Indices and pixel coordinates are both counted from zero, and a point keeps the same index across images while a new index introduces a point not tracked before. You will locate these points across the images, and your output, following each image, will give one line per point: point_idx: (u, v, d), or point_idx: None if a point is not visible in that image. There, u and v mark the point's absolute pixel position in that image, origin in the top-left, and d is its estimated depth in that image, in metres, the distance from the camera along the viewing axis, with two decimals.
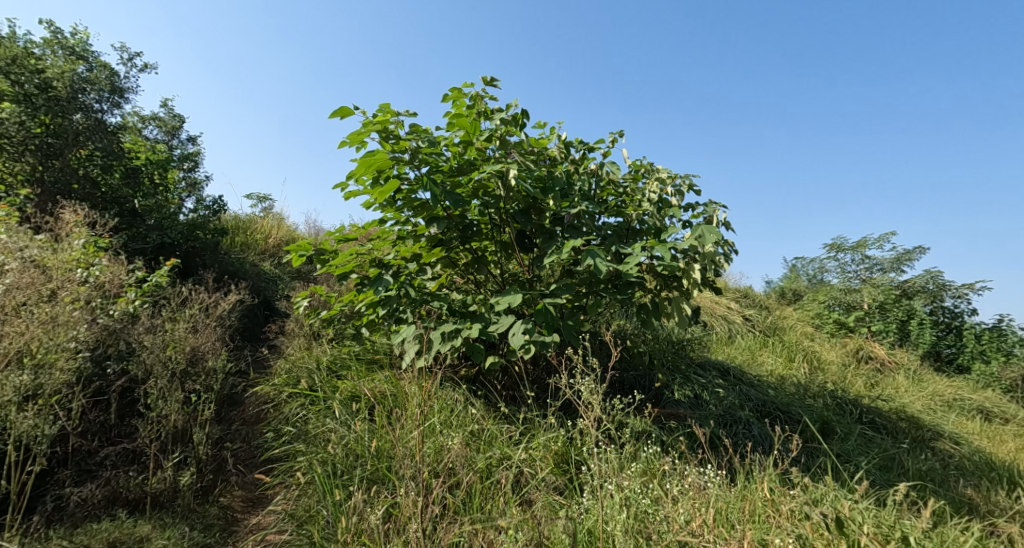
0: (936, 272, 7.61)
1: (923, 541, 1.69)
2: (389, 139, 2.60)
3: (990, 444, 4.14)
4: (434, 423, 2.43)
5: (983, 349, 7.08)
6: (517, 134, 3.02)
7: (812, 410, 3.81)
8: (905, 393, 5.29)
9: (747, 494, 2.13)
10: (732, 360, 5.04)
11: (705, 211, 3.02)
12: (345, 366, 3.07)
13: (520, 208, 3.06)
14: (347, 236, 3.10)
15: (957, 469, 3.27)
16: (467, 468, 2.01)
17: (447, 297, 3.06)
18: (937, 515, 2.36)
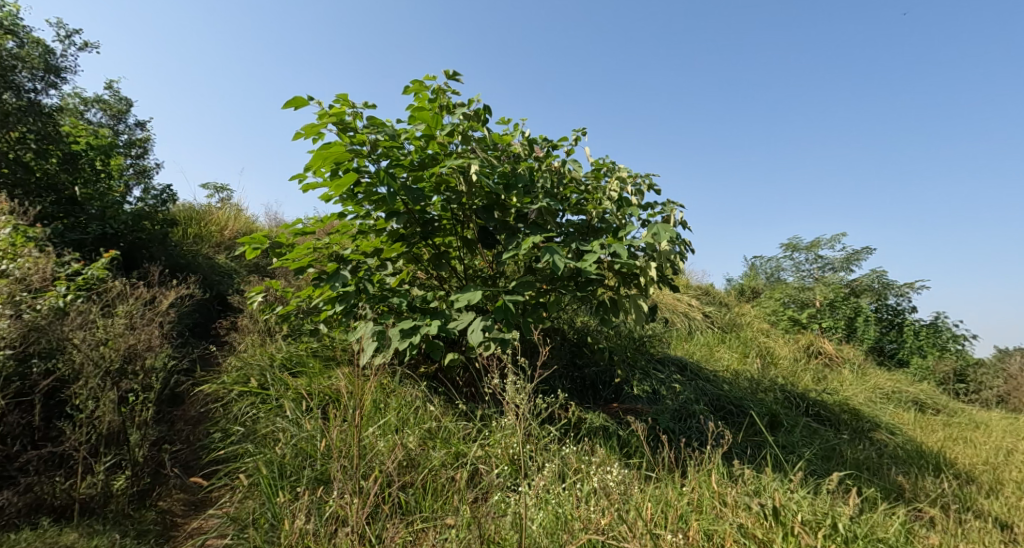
0: (880, 272, 8.07)
1: (850, 527, 1.80)
2: (348, 132, 2.54)
3: (922, 434, 4.43)
4: (390, 422, 2.41)
5: (921, 344, 7.57)
6: (481, 129, 3.00)
7: (762, 404, 3.98)
8: (849, 386, 5.60)
9: (694, 486, 2.21)
10: (691, 356, 5.19)
11: (663, 210, 3.09)
12: (302, 363, 2.99)
13: (483, 205, 3.04)
14: (304, 230, 3.01)
15: (891, 458, 3.49)
16: (422, 468, 2.00)
17: (407, 294, 3.03)
18: (868, 500, 2.52)
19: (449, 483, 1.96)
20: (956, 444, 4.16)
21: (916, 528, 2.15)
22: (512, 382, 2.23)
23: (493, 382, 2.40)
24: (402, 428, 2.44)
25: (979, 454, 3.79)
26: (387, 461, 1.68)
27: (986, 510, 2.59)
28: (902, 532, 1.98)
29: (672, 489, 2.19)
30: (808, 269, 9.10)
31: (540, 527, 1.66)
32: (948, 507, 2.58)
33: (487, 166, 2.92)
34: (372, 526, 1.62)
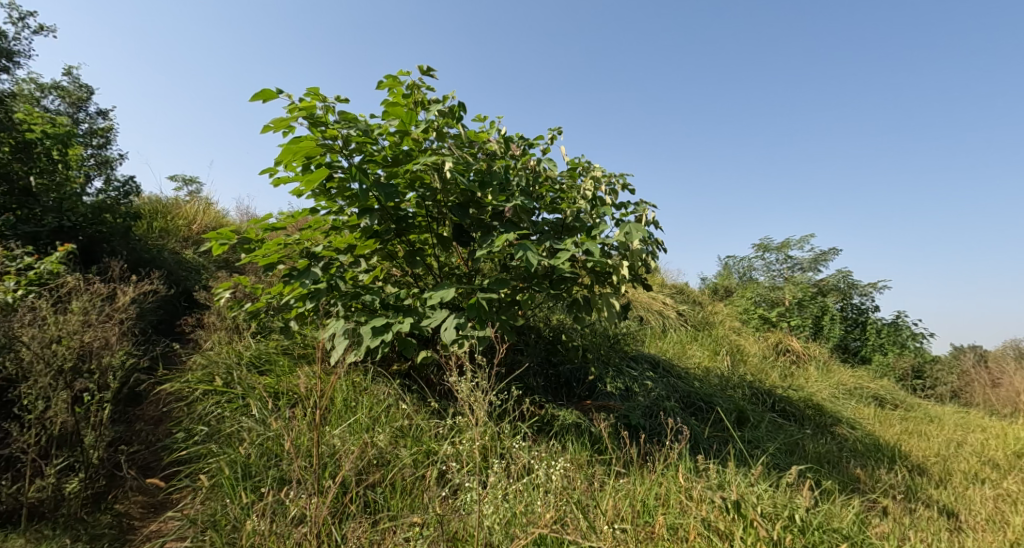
0: (846, 273, 8.36)
1: (806, 517, 1.87)
2: (319, 126, 2.50)
3: (881, 428, 4.63)
4: (362, 421, 2.38)
5: (882, 342, 7.89)
6: (456, 126, 2.98)
7: (730, 400, 4.08)
8: (814, 382, 5.80)
9: (661, 481, 2.26)
10: (664, 354, 5.29)
11: (636, 210, 3.14)
12: (270, 361, 2.93)
13: (458, 202, 3.02)
14: (274, 225, 2.95)
15: (851, 451, 3.63)
16: (392, 467, 1.99)
17: (380, 291, 2.99)
18: (826, 492, 2.62)
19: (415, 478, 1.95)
20: (911, 437, 4.35)
21: (870, 517, 2.25)
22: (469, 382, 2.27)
23: (454, 380, 2.40)
24: (373, 427, 2.41)
25: (931, 446, 3.98)
26: (348, 458, 1.67)
27: (934, 499, 2.72)
28: (857, 522, 2.07)
29: (640, 483, 2.23)
30: (778, 269, 9.36)
31: (509, 522, 1.68)
32: (899, 496, 2.72)
33: (462, 163, 2.91)
34: (333, 523, 1.60)
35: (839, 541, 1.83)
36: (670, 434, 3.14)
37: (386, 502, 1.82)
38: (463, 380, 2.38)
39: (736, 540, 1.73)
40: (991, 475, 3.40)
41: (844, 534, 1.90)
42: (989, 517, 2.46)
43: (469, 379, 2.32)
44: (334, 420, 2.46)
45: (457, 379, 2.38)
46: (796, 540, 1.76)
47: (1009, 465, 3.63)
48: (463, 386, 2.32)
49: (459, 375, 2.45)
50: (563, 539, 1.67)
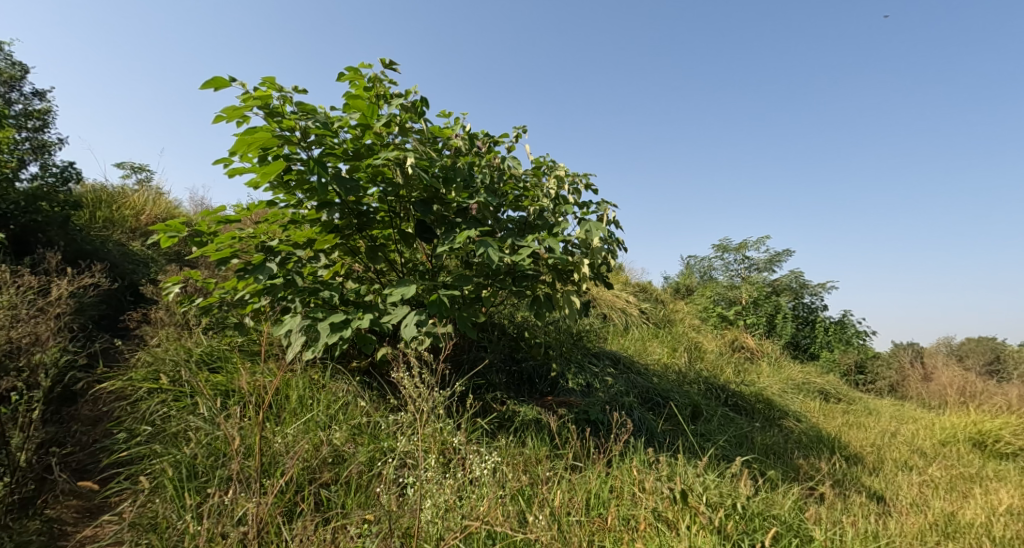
0: (797, 273, 8.78)
1: (748, 505, 1.96)
2: (275, 117, 2.42)
3: (824, 420, 4.91)
4: (316, 420, 2.34)
5: (829, 340, 8.34)
6: (419, 122, 2.94)
7: (686, 395, 4.23)
8: (765, 378, 6.07)
9: (616, 474, 2.33)
10: (626, 351, 5.41)
11: (597, 209, 3.20)
12: (222, 358, 2.83)
13: (421, 198, 2.99)
14: (228, 217, 2.84)
15: (796, 442, 3.84)
16: (346, 465, 1.97)
17: (339, 288, 2.93)
18: (770, 482, 2.75)
19: (362, 472, 1.92)
20: (850, 429, 4.63)
21: (808, 504, 2.39)
22: (421, 378, 2.25)
23: (401, 377, 2.36)
24: (330, 425, 2.37)
25: (868, 437, 4.25)
26: (290, 458, 1.63)
27: (867, 485, 2.91)
28: (794, 508, 2.19)
29: (596, 477, 2.29)
30: (736, 269, 9.73)
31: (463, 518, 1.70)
32: (836, 483, 2.89)
33: (424, 160, 2.89)
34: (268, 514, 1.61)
35: (778, 528, 1.93)
36: (615, 427, 3.21)
37: (335, 500, 1.80)
38: (411, 376, 2.35)
39: (681, 529, 1.80)
40: (918, 462, 3.66)
41: (783, 521, 2.00)
42: (913, 501, 2.66)
43: (413, 374, 2.28)
44: (288, 418, 2.41)
45: (402, 376, 2.33)
46: (737, 527, 1.86)
47: (934, 453, 3.91)
48: (407, 383, 2.26)
49: (405, 371, 2.41)
50: (515, 536, 1.70)
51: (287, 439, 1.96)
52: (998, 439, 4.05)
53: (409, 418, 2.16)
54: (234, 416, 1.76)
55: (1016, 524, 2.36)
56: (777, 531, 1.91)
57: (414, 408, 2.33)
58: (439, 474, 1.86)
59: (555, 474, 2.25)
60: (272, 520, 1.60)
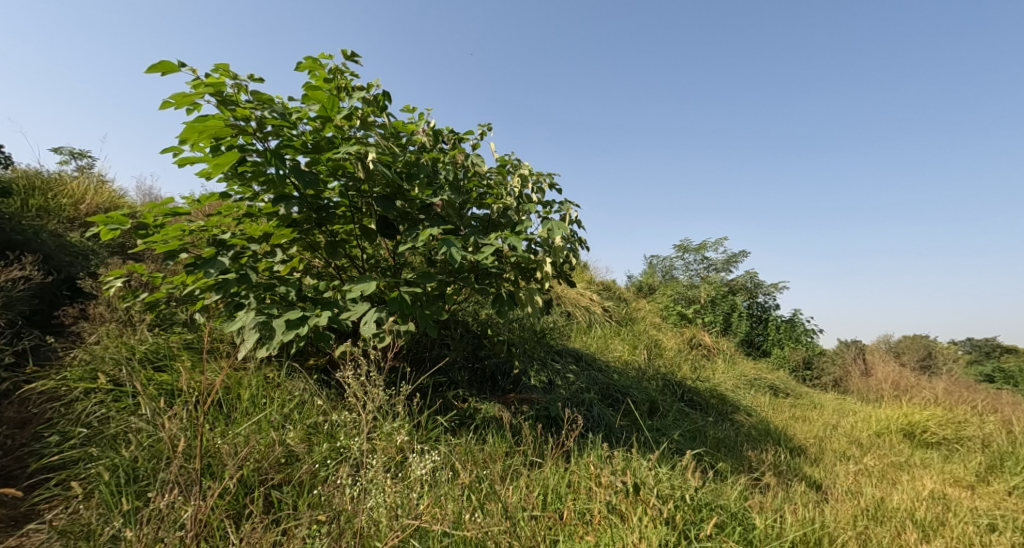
0: (752, 274, 9.17)
1: (696, 496, 2.04)
2: (229, 105, 2.33)
3: (773, 414, 5.16)
4: (268, 420, 2.27)
5: (780, 337, 8.76)
6: (382, 116, 2.89)
7: (644, 391, 4.36)
8: (719, 374, 6.31)
9: (573, 469, 2.38)
10: (588, 348, 5.51)
11: (560, 209, 3.24)
12: (168, 356, 2.70)
13: (384, 194, 2.94)
14: (177, 209, 2.71)
15: (745, 436, 4.02)
16: (300, 464, 1.93)
17: (296, 284, 2.85)
18: (719, 473, 2.88)
19: (310, 471, 1.87)
20: (796, 422, 4.88)
21: (752, 494, 2.50)
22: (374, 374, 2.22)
23: (350, 375, 2.30)
24: (284, 424, 2.31)
25: (812, 430, 4.49)
26: (236, 459, 1.59)
27: (808, 475, 3.08)
28: (740, 497, 2.30)
29: (554, 472, 2.33)
30: (695, 268, 10.07)
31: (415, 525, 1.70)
32: (780, 473, 3.05)
33: (387, 155, 2.85)
34: (211, 517, 1.60)
35: (724, 518, 2.02)
36: (565, 423, 3.20)
37: (287, 500, 1.78)
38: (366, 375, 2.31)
39: (633, 520, 1.86)
40: (855, 452, 3.90)
41: (730, 510, 2.09)
42: (848, 489, 2.83)
43: (363, 370, 2.23)
44: (239, 418, 2.33)
45: (347, 373, 2.26)
46: (685, 518, 1.93)
47: (869, 443, 4.18)
48: (353, 381, 2.21)
49: (352, 368, 2.33)
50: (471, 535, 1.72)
51: (237, 439, 1.91)
52: (926, 430, 4.36)
53: (356, 416, 2.09)
54: (178, 416, 1.69)
55: (936, 507, 2.56)
56: (722, 520, 2.00)
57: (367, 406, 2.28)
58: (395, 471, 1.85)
59: (512, 471, 2.28)
60: (217, 525, 1.56)
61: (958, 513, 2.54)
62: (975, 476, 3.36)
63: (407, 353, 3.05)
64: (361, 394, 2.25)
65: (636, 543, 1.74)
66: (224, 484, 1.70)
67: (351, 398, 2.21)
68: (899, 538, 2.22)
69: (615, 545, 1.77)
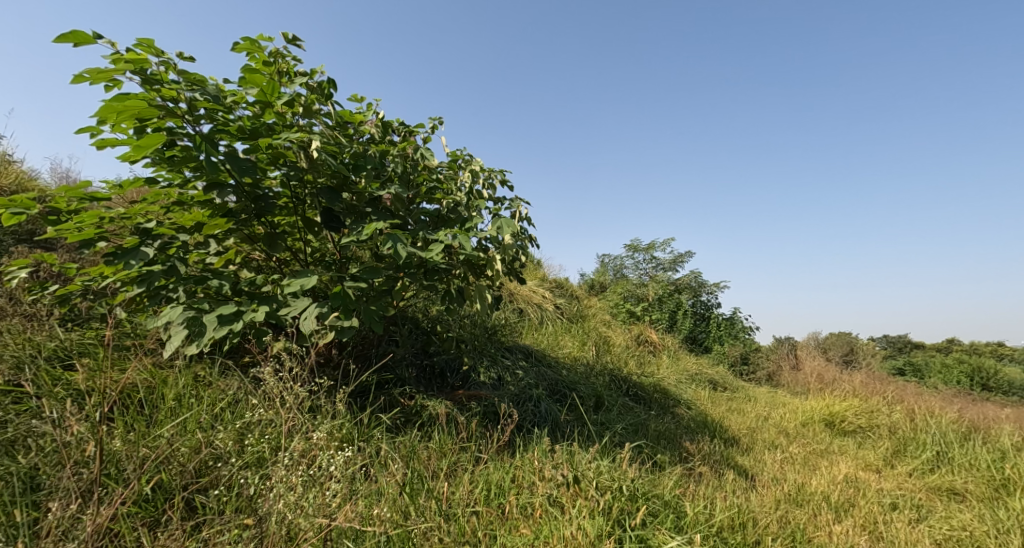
0: (695, 275, 9.60)
1: (632, 487, 2.11)
2: (154, 84, 2.17)
3: (711, 407, 5.42)
4: (196, 421, 2.13)
5: (720, 335, 9.22)
6: (327, 104, 2.77)
7: (591, 386, 4.46)
8: (663, 369, 6.58)
9: (518, 465, 2.39)
10: (539, 345, 5.57)
11: (510, 206, 3.25)
12: (82, 354, 2.48)
13: (329, 185, 2.81)
14: (94, 194, 2.48)
15: (685, 428, 4.21)
16: (228, 468, 1.83)
17: (231, 277, 2.68)
18: (658, 464, 2.99)
19: (237, 475, 1.76)
20: (731, 414, 5.16)
21: (687, 482, 2.62)
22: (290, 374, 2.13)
23: (286, 375, 2.18)
24: (214, 426, 2.18)
25: (745, 421, 4.77)
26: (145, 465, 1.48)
27: (738, 463, 3.26)
28: (674, 486, 2.40)
29: (498, 467, 2.33)
30: (644, 268, 10.43)
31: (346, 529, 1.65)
32: (713, 463, 3.21)
33: (332, 145, 2.73)
34: (122, 527, 1.48)
35: (658, 507, 2.10)
36: (502, 417, 3.17)
37: (211, 504, 1.67)
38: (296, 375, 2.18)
39: (571, 512, 1.90)
40: (782, 441, 4.17)
41: (664, 499, 2.18)
42: (773, 475, 3.02)
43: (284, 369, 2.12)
44: (163, 419, 2.17)
45: (274, 372, 2.15)
46: (622, 508, 2.00)
47: (795, 433, 4.47)
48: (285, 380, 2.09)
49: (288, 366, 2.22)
50: (408, 534, 1.70)
51: (158, 442, 1.78)
52: (844, 419, 4.72)
53: (293, 416, 1.99)
54: (86, 421, 1.55)
55: (848, 490, 2.78)
56: (657, 509, 2.08)
57: (303, 406, 2.18)
58: (330, 472, 1.80)
59: (456, 468, 2.26)
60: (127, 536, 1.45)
61: (866, 495, 2.77)
62: (883, 460, 3.68)
63: (350, 351, 2.95)
64: (297, 394, 2.14)
65: (573, 534, 1.78)
66: (139, 491, 1.57)
67: (287, 398, 2.11)
68: (815, 519, 2.39)
69: (553, 537, 1.80)
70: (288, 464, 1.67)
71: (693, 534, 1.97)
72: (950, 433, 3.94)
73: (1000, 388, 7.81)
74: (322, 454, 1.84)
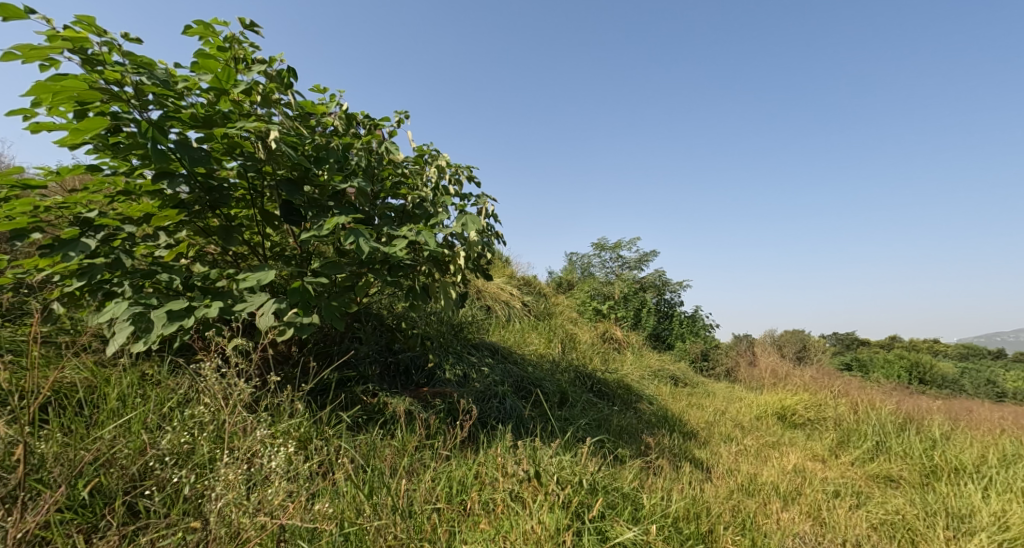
0: (660, 273, 9.84)
1: (592, 480, 2.15)
2: (96, 65, 2.04)
3: (672, 402, 5.58)
4: (142, 421, 2.03)
5: (681, 332, 9.49)
6: (287, 94, 2.67)
7: (556, 383, 4.50)
8: (627, 366, 6.72)
9: (480, 461, 2.39)
10: (506, 342, 5.59)
11: (476, 202, 3.23)
12: (15, 352, 2.32)
13: (289, 177, 2.72)
14: (29, 181, 2.32)
15: (646, 423, 4.31)
16: (175, 469, 1.75)
17: (182, 271, 2.56)
18: (619, 458, 3.05)
19: (186, 476, 1.69)
20: (691, 409, 5.32)
21: (646, 476, 2.68)
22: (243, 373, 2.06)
23: (238, 375, 2.10)
24: (162, 426, 2.08)
25: (703, 415, 4.93)
26: (80, 469, 1.40)
27: (695, 456, 3.37)
28: (633, 479, 2.45)
29: (461, 464, 2.33)
30: (611, 266, 10.62)
31: (302, 530, 1.62)
32: (672, 456, 3.30)
33: (292, 136, 2.64)
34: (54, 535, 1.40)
35: (617, 499, 2.15)
36: (466, 414, 3.17)
37: (156, 508, 1.60)
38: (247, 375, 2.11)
39: (532, 507, 1.91)
40: (738, 434, 4.33)
41: (622, 491, 2.23)
42: (727, 467, 3.14)
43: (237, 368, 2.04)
44: (104, 421, 2.05)
45: (224, 371, 2.06)
46: (581, 502, 2.03)
47: (749, 426, 4.66)
48: (237, 379, 2.01)
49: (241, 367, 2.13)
50: (367, 534, 1.68)
51: (97, 444, 1.68)
52: (794, 412, 4.95)
53: (247, 416, 1.92)
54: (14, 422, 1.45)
55: (795, 479, 2.92)
56: (616, 502, 2.12)
57: (258, 406, 2.11)
58: (285, 472, 1.75)
59: (418, 467, 2.24)
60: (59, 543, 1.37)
61: (812, 483, 2.91)
62: (828, 451, 3.88)
63: (310, 350, 2.87)
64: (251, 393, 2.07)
65: (532, 528, 1.80)
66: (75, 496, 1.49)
67: (240, 397, 2.03)
68: (764, 507, 2.50)
69: (512, 532, 1.82)
70: (239, 463, 1.62)
71: (649, 525, 2.02)
72: (888, 424, 4.20)
73: (935, 382, 8.37)
74: (276, 455, 1.79)
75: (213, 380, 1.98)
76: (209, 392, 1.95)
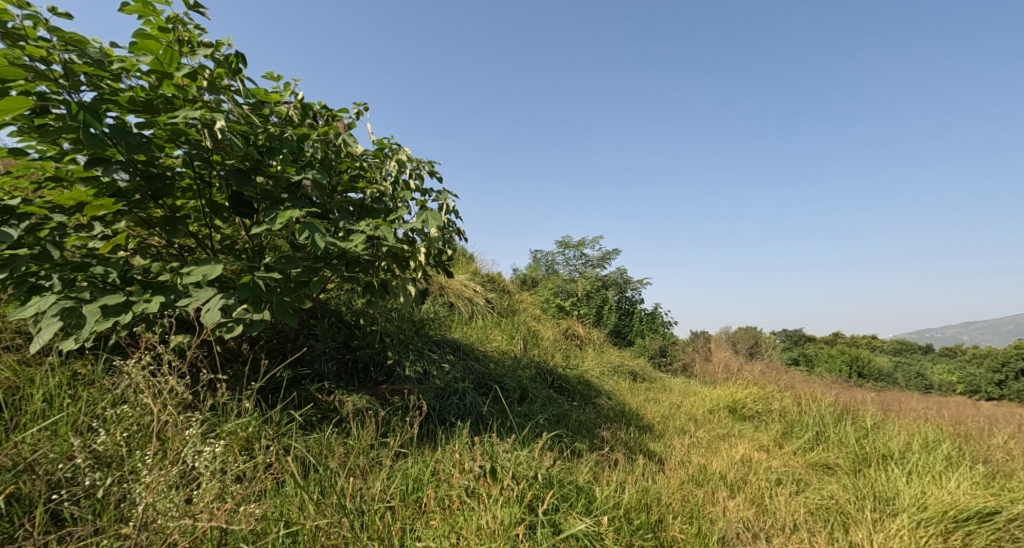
0: (621, 272, 10.04)
1: (547, 475, 2.18)
2: (18, 40, 1.88)
3: (631, 397, 5.72)
4: (71, 423, 1.90)
5: (641, 329, 9.73)
6: (236, 80, 2.54)
7: (517, 379, 4.51)
8: (588, 362, 6.82)
9: (438, 458, 2.37)
10: (468, 338, 5.56)
11: (437, 197, 3.19)
12: None
13: (238, 168, 2.59)
14: None
15: (605, 417, 4.39)
16: (107, 474, 1.65)
17: (118, 264, 2.39)
18: (576, 452, 3.10)
19: (117, 482, 1.59)
20: (648, 403, 5.47)
21: (601, 468, 2.74)
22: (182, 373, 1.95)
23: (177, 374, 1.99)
24: (94, 429, 1.95)
25: (659, 410, 5.07)
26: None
27: (650, 449, 3.46)
28: (588, 472, 2.50)
29: (418, 461, 2.30)
30: (574, 264, 10.75)
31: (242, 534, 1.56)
32: (627, 449, 3.38)
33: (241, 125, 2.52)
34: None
35: (571, 492, 2.18)
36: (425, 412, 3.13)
37: (83, 516, 1.50)
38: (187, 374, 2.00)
39: (486, 502, 1.92)
40: (691, 427, 4.49)
41: (577, 485, 2.27)
42: (679, 458, 3.24)
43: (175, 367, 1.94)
44: (26, 425, 1.90)
45: (162, 370, 1.95)
46: (535, 496, 2.05)
47: (702, 419, 4.84)
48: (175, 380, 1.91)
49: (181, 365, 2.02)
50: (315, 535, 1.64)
51: (15, 450, 1.56)
52: (744, 405, 5.17)
53: (189, 417, 1.83)
54: None
55: (741, 469, 3.06)
56: (570, 495, 2.16)
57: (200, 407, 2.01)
58: (228, 474, 1.68)
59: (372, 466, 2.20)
60: None
61: (757, 472, 3.05)
62: (773, 441, 4.08)
63: (261, 348, 2.77)
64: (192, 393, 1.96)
65: (485, 523, 1.80)
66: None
67: (180, 398, 1.92)
68: (711, 496, 2.61)
69: (464, 528, 1.82)
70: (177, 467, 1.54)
71: (601, 516, 2.07)
72: (827, 415, 4.45)
73: (872, 375, 8.95)
74: (219, 457, 1.72)
75: (153, 379, 1.88)
76: (145, 393, 1.83)
